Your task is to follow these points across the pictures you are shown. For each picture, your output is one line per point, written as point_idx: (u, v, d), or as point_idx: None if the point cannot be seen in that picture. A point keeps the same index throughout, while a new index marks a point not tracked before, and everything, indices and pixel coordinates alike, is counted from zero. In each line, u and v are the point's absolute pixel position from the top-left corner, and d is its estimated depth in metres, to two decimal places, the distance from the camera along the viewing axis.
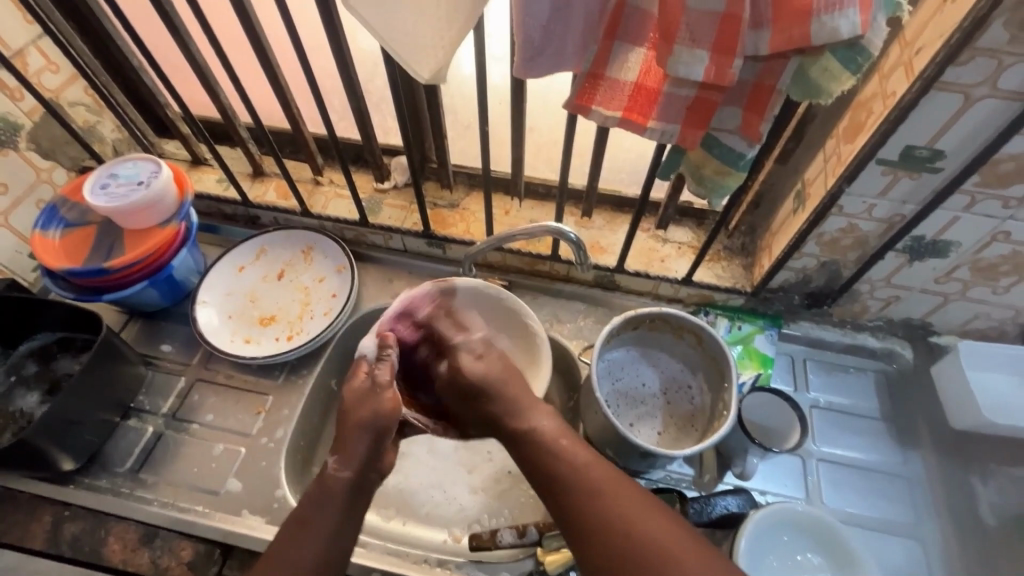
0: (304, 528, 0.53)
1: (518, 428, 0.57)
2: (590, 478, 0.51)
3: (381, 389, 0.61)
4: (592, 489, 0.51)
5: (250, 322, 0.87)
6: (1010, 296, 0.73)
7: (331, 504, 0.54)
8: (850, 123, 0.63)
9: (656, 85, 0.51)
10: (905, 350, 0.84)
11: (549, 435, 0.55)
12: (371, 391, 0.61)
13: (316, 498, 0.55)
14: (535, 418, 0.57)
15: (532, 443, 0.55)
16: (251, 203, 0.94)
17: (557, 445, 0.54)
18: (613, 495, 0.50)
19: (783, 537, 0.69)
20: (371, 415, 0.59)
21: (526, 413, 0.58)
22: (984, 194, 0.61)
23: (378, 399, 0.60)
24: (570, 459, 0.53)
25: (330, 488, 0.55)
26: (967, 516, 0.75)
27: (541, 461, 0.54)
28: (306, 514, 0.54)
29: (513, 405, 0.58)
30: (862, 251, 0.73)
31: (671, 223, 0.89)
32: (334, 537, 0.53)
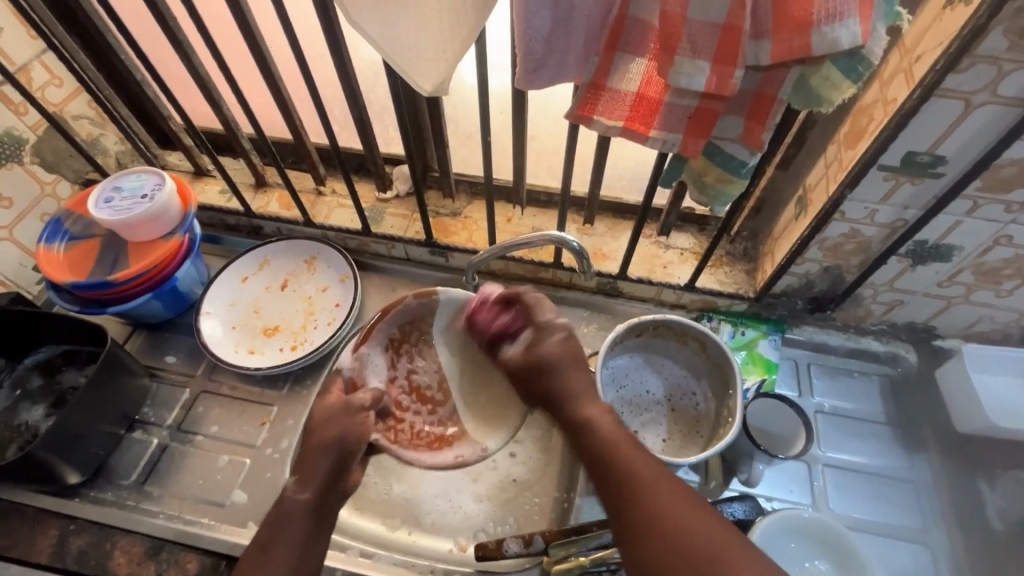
0: (268, 549, 0.55)
1: (573, 415, 0.62)
2: (635, 465, 0.55)
3: (352, 411, 0.65)
4: (634, 477, 0.54)
5: (253, 332, 0.87)
6: (1014, 299, 0.73)
7: (292, 526, 0.57)
8: (851, 129, 0.64)
9: (658, 95, 0.51)
10: (909, 354, 0.84)
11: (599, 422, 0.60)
12: (342, 410, 0.65)
13: (277, 522, 0.58)
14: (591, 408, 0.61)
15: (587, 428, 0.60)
16: (253, 214, 0.94)
17: (608, 433, 0.59)
18: (652, 482, 0.54)
19: (790, 544, 0.68)
20: (337, 436, 0.63)
21: (580, 402, 0.62)
22: (986, 199, 0.61)
23: (348, 421, 0.64)
24: (618, 448, 0.57)
25: (289, 512, 0.58)
26: (975, 521, 0.75)
27: (592, 445, 0.58)
28: (268, 539, 0.56)
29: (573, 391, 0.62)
30: (864, 256, 0.73)
31: (672, 229, 0.89)
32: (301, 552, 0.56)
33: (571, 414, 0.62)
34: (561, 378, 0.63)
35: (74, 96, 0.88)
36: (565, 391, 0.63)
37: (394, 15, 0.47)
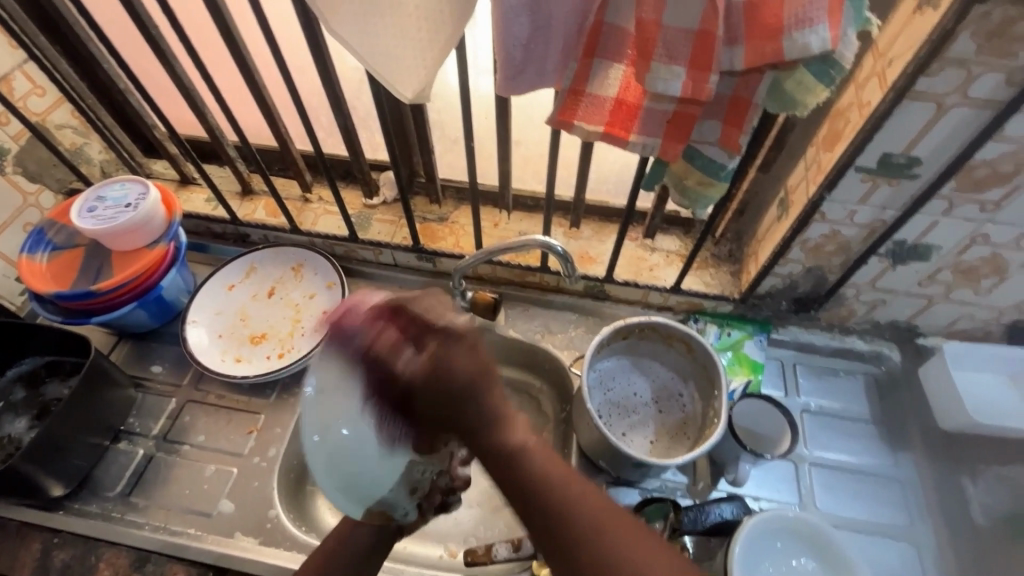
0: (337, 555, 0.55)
1: (496, 442, 0.46)
2: (579, 513, 0.43)
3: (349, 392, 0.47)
4: (580, 526, 0.43)
5: (240, 341, 0.87)
6: (994, 297, 0.74)
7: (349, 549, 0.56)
8: (829, 131, 0.64)
9: (636, 100, 0.52)
10: (893, 353, 0.85)
11: (533, 455, 0.46)
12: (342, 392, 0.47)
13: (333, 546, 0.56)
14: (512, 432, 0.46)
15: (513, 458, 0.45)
16: (240, 222, 0.94)
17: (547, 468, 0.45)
18: (605, 537, 0.42)
19: (776, 544, 0.68)
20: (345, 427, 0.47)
21: (508, 425, 0.46)
22: (962, 199, 0.62)
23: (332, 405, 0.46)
24: (560, 487, 0.44)
25: (347, 539, 0.56)
26: (959, 516, 0.76)
27: (522, 484, 0.44)
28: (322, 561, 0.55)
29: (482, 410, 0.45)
30: (845, 256, 0.74)
31: (658, 232, 0.90)
32: (360, 564, 0.56)
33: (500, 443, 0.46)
34: (481, 398, 0.46)
35: (57, 105, 0.87)
36: (481, 412, 0.46)
37: (372, 25, 0.47)
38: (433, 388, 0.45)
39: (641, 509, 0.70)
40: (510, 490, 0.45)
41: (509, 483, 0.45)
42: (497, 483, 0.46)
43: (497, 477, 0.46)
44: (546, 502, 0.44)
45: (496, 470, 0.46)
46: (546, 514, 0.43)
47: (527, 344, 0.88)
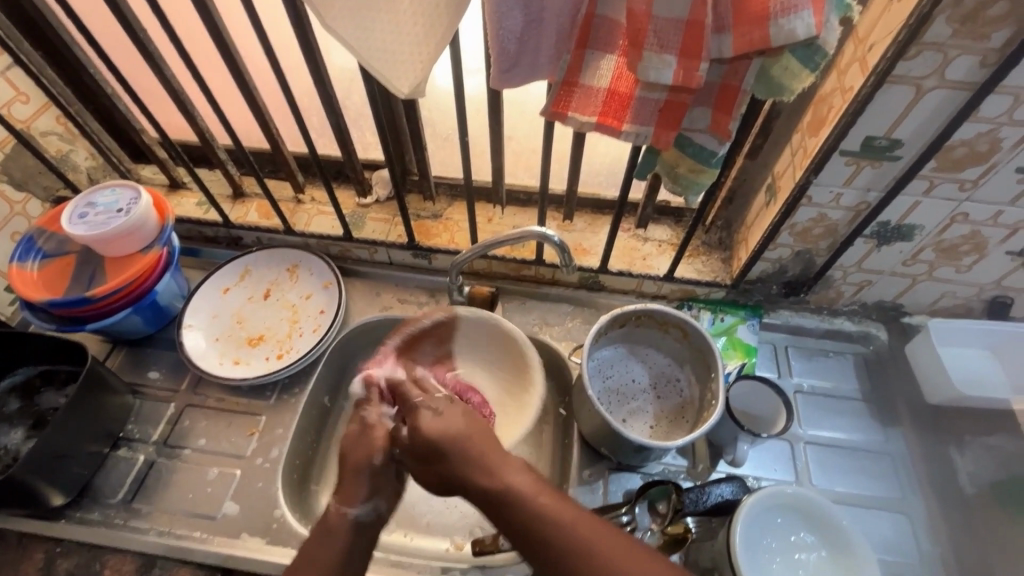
0: (325, 545, 0.53)
1: (489, 486, 0.50)
2: (585, 546, 0.46)
3: (370, 428, 0.59)
4: (584, 554, 0.46)
5: (238, 343, 0.87)
6: (974, 274, 0.77)
7: (338, 538, 0.53)
8: (813, 117, 0.66)
9: (629, 90, 0.53)
10: (880, 333, 0.88)
11: (525, 495, 0.49)
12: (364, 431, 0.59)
13: (323, 536, 0.54)
14: (497, 469, 0.51)
15: (504, 504, 0.49)
16: (232, 225, 0.93)
17: (539, 507, 0.48)
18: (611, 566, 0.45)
19: (778, 519, 0.70)
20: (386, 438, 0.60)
21: (498, 470, 0.51)
22: (942, 178, 0.65)
23: (373, 435, 0.59)
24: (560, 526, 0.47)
25: (333, 526, 0.54)
26: (949, 487, 0.78)
27: (521, 525, 0.48)
28: (309, 552, 0.53)
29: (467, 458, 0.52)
30: (832, 239, 0.77)
31: (650, 222, 0.91)
32: (351, 546, 0.53)
33: (479, 489, 0.50)
34: (462, 450, 0.52)
35: (42, 111, 0.86)
36: (466, 463, 0.52)
37: (370, 20, 0.48)
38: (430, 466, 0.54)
39: (644, 492, 0.72)
40: (512, 532, 0.48)
41: (507, 523, 0.48)
42: (500, 524, 0.49)
43: (498, 517, 0.49)
44: (539, 530, 0.47)
45: (496, 513, 0.49)
46: (551, 548, 0.47)
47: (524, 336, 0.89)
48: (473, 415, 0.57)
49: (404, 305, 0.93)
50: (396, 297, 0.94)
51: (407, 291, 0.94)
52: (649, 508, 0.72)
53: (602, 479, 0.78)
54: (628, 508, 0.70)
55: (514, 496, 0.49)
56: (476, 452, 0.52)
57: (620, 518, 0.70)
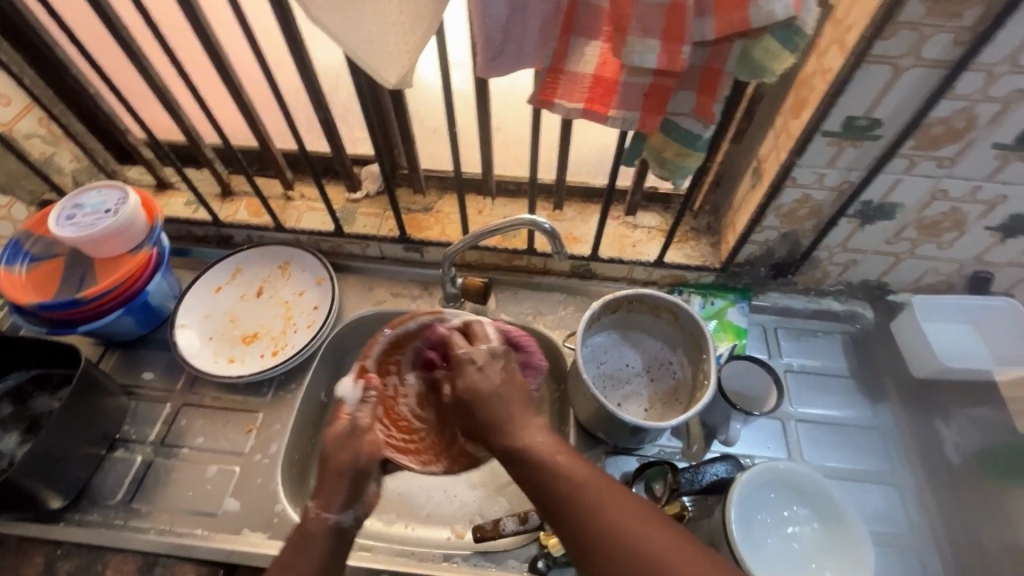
0: (303, 551, 0.55)
1: (510, 446, 0.55)
2: (594, 501, 0.50)
3: (361, 432, 0.60)
4: (592, 508, 0.49)
5: (232, 341, 0.87)
6: (955, 250, 0.79)
7: (316, 541, 0.56)
8: (795, 99, 0.68)
9: (614, 76, 0.54)
10: (867, 311, 0.89)
11: (543, 454, 0.53)
12: (349, 435, 0.60)
13: (301, 539, 0.56)
14: (525, 431, 0.55)
15: (524, 458, 0.53)
16: (222, 224, 0.93)
17: (557, 465, 0.52)
18: (618, 524, 0.48)
19: (771, 494, 0.72)
20: (351, 459, 0.59)
21: (519, 431, 0.55)
22: (921, 156, 0.66)
23: (358, 442, 0.60)
24: (575, 485, 0.51)
25: (311, 530, 0.56)
26: (935, 458, 0.80)
27: (539, 477, 0.52)
28: (288, 558, 0.54)
29: (498, 421, 0.56)
30: (817, 220, 0.78)
31: (639, 210, 0.92)
32: (329, 551, 0.55)
33: (504, 444, 0.55)
34: (495, 405, 0.57)
35: (24, 113, 0.84)
36: (500, 419, 0.56)
37: (356, 10, 0.48)
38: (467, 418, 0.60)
39: (642, 472, 0.73)
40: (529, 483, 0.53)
41: (526, 477, 0.53)
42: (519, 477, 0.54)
43: (518, 472, 0.54)
44: (553, 484, 0.51)
45: (516, 471, 0.54)
46: (564, 500, 0.50)
47: (518, 326, 0.90)
48: (512, 371, 0.60)
49: (398, 299, 0.93)
50: (389, 291, 0.94)
51: (400, 285, 0.94)
52: (647, 488, 0.74)
53: (599, 463, 0.79)
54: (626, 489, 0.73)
55: (534, 452, 0.53)
56: (508, 411, 0.56)
57: None
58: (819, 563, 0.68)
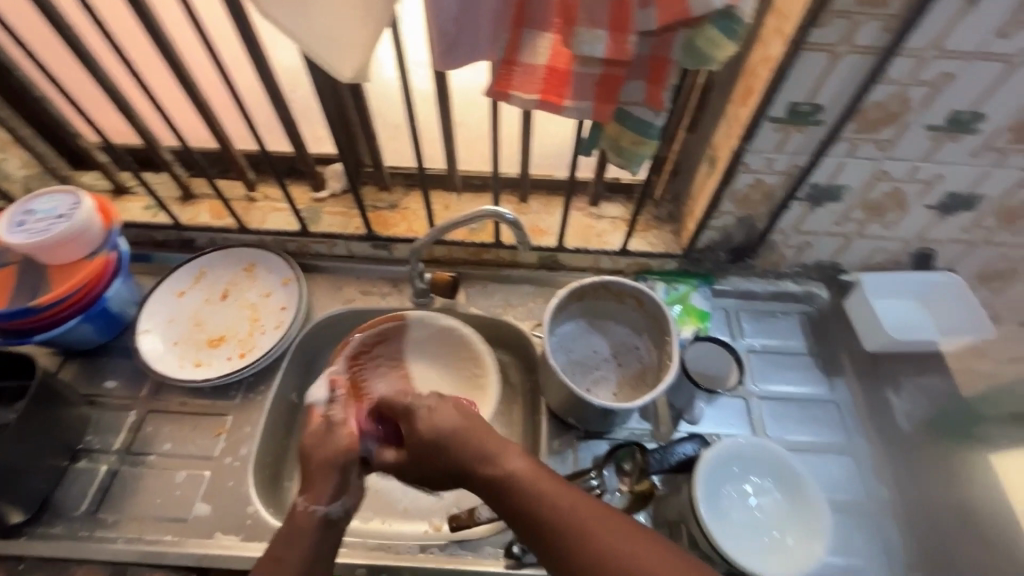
0: (292, 545, 0.54)
1: (491, 476, 0.55)
2: (583, 523, 0.51)
3: (337, 428, 0.62)
4: (581, 529, 0.51)
5: (198, 345, 0.86)
6: (899, 228, 0.83)
7: (306, 537, 0.54)
8: (742, 87, 0.71)
9: (565, 66, 0.55)
10: (821, 291, 0.93)
11: (525, 481, 0.54)
12: (326, 432, 0.62)
13: (290, 537, 0.55)
14: (504, 459, 0.55)
15: (507, 486, 0.54)
16: (184, 227, 0.91)
17: (542, 491, 0.53)
18: (606, 543, 0.50)
19: (733, 469, 0.74)
20: (335, 454, 0.60)
21: (498, 459, 0.55)
22: (862, 139, 0.70)
23: (336, 438, 0.61)
24: (557, 506, 0.52)
25: (302, 526, 0.55)
26: (889, 427, 0.84)
27: (523, 504, 0.53)
28: (276, 552, 0.53)
29: (479, 452, 0.56)
30: (770, 203, 0.81)
31: (602, 200, 0.94)
32: (320, 546, 0.55)
33: (485, 477, 0.55)
34: (471, 444, 0.56)
35: None
36: (478, 454, 0.56)
37: (307, 4, 0.49)
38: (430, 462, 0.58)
39: (611, 454, 0.75)
40: (514, 514, 0.53)
41: (509, 507, 0.53)
42: (502, 509, 0.54)
43: (501, 503, 0.54)
44: (538, 510, 0.52)
45: (498, 498, 0.54)
46: (550, 525, 0.51)
47: (489, 319, 0.91)
48: (465, 408, 0.60)
49: (367, 297, 0.93)
50: (358, 289, 0.93)
51: (369, 282, 0.94)
52: (617, 469, 0.75)
53: (571, 449, 0.80)
54: (596, 473, 0.74)
55: (515, 478, 0.54)
56: (482, 442, 0.56)
57: (589, 483, 0.73)
58: (782, 531, 0.71)
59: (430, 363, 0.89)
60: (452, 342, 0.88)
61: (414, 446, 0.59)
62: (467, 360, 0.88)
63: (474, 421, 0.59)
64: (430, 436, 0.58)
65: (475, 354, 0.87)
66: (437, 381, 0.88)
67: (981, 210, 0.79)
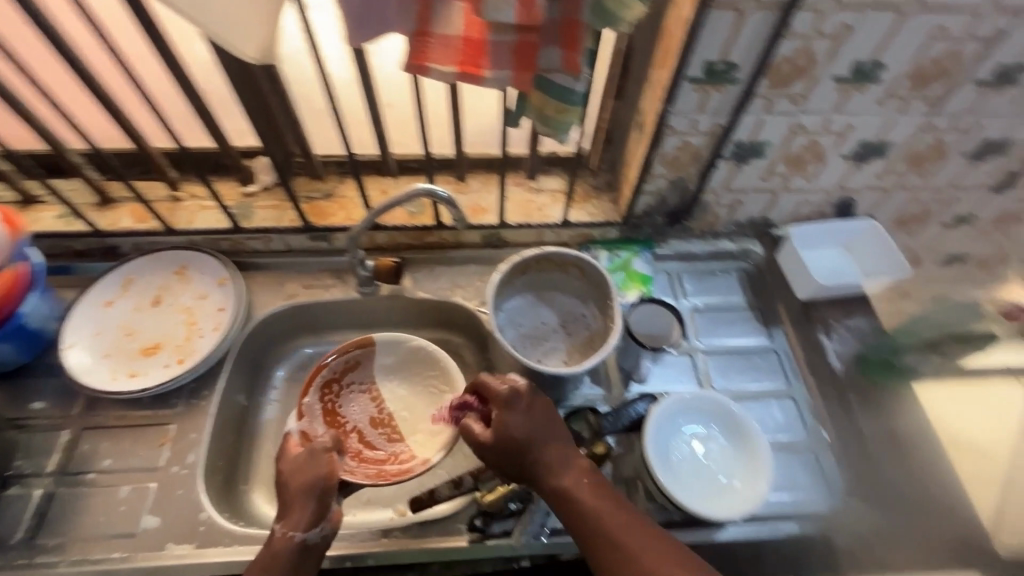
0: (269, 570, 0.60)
1: (554, 486, 0.63)
2: (626, 538, 0.60)
3: (318, 453, 0.67)
4: (625, 543, 0.59)
5: (131, 355, 0.82)
6: (820, 180, 0.87)
7: (283, 562, 0.60)
8: (661, 50, 0.72)
9: (479, 35, 0.54)
10: (756, 247, 0.97)
11: (582, 495, 0.62)
12: (307, 458, 0.67)
13: (269, 560, 0.61)
14: (565, 475, 0.64)
15: (564, 499, 0.62)
16: (104, 233, 0.86)
17: (596, 506, 0.62)
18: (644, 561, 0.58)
19: (679, 421, 0.78)
20: (313, 478, 0.65)
21: (563, 472, 0.64)
22: (776, 95, 0.73)
23: (317, 462, 0.67)
24: (607, 518, 0.61)
25: (279, 551, 0.61)
26: (824, 370, 0.89)
27: (579, 514, 0.62)
28: None
29: (548, 460, 0.64)
30: (699, 164, 0.83)
31: (540, 174, 0.95)
32: (295, 567, 0.61)
33: (549, 486, 0.63)
34: (544, 452, 0.64)
35: None
36: (545, 463, 0.64)
37: None
38: (508, 453, 0.65)
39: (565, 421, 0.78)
40: (572, 521, 0.62)
41: (567, 514, 0.62)
42: (561, 516, 0.63)
43: (561, 509, 0.63)
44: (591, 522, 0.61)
45: (558, 507, 0.63)
46: (599, 535, 0.60)
47: (438, 302, 0.91)
48: (547, 410, 0.67)
49: (311, 290, 0.90)
50: (301, 284, 0.91)
51: (311, 275, 0.92)
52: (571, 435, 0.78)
53: None
54: None
55: (574, 492, 0.63)
56: (550, 452, 0.65)
57: None
58: (727, 474, 0.74)
59: (402, 383, 0.88)
60: (416, 357, 0.88)
61: (504, 432, 0.64)
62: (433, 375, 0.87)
63: (553, 428, 0.66)
64: (519, 432, 0.64)
65: (443, 374, 0.86)
66: (407, 399, 0.87)
67: (891, 157, 0.84)
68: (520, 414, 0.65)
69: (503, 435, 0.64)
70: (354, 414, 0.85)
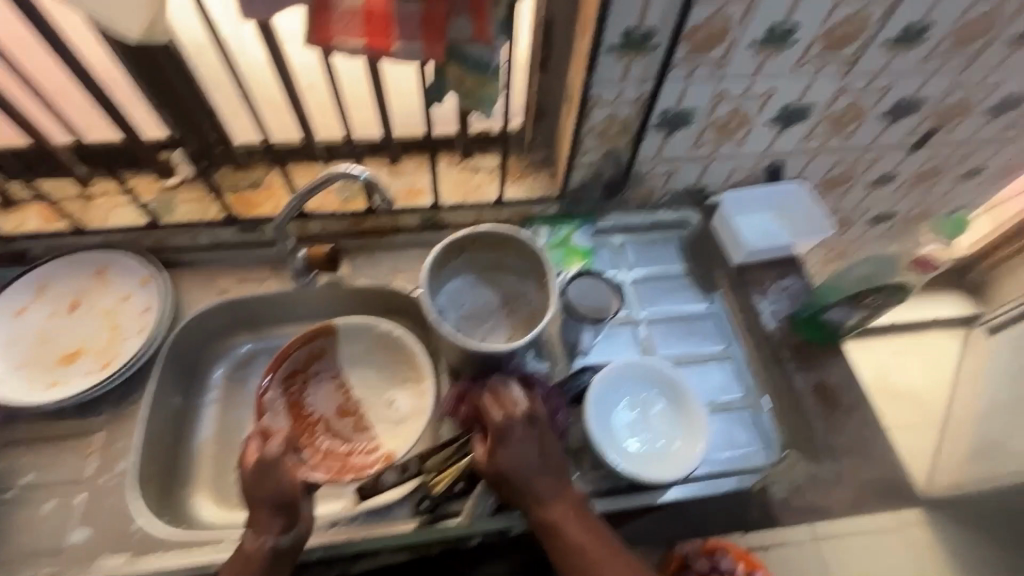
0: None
1: (542, 519, 0.64)
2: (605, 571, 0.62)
3: (275, 467, 0.62)
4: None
5: (50, 364, 0.78)
6: (748, 145, 0.89)
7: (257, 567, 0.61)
8: (581, 19, 0.71)
9: (383, 6, 0.53)
10: (695, 215, 0.97)
11: (567, 526, 0.64)
12: (266, 470, 0.62)
13: (243, 565, 0.61)
14: (553, 507, 0.65)
15: (550, 528, 0.64)
16: (8, 236, 0.80)
17: (580, 538, 0.63)
18: None
19: (619, 390, 0.79)
20: (274, 492, 0.62)
21: (551, 504, 0.65)
22: (696, 60, 0.73)
23: (277, 476, 0.62)
24: (589, 550, 0.63)
25: (253, 557, 0.61)
26: (760, 330, 0.91)
27: (562, 544, 0.63)
28: None
29: (536, 492, 0.64)
30: (629, 134, 0.84)
31: (475, 152, 0.93)
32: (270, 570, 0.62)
33: (537, 515, 0.65)
34: (535, 484, 0.64)
35: None
36: (535, 495, 0.65)
37: None
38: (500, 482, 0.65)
39: None
40: (555, 549, 0.64)
41: (551, 543, 0.64)
42: (546, 543, 0.65)
43: (545, 536, 0.64)
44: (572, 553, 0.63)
45: (544, 535, 0.65)
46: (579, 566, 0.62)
47: (378, 288, 0.88)
48: (541, 436, 0.66)
49: (243, 284, 0.86)
50: (233, 278, 0.87)
51: (245, 270, 0.87)
52: None
53: None
54: None
55: (560, 523, 0.64)
56: (541, 484, 0.65)
57: None
58: (668, 438, 0.76)
59: (371, 368, 0.87)
60: (384, 342, 0.87)
61: (497, 466, 0.63)
62: (399, 359, 0.87)
63: (546, 457, 0.66)
64: (511, 468, 0.63)
65: (410, 361, 0.86)
66: (376, 385, 0.86)
67: (813, 119, 0.86)
68: (513, 446, 0.64)
69: (495, 469, 0.63)
70: (318, 405, 0.84)
